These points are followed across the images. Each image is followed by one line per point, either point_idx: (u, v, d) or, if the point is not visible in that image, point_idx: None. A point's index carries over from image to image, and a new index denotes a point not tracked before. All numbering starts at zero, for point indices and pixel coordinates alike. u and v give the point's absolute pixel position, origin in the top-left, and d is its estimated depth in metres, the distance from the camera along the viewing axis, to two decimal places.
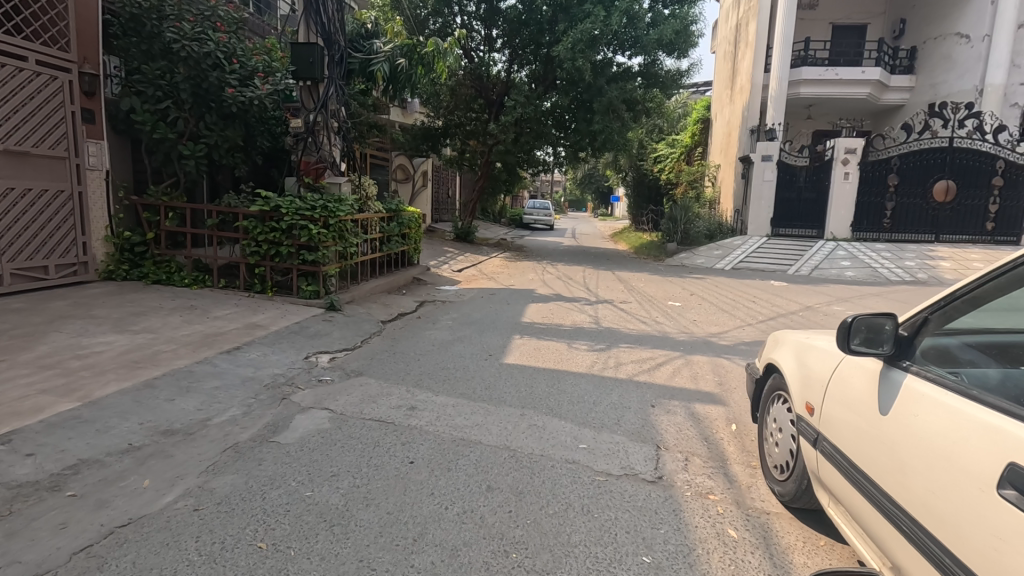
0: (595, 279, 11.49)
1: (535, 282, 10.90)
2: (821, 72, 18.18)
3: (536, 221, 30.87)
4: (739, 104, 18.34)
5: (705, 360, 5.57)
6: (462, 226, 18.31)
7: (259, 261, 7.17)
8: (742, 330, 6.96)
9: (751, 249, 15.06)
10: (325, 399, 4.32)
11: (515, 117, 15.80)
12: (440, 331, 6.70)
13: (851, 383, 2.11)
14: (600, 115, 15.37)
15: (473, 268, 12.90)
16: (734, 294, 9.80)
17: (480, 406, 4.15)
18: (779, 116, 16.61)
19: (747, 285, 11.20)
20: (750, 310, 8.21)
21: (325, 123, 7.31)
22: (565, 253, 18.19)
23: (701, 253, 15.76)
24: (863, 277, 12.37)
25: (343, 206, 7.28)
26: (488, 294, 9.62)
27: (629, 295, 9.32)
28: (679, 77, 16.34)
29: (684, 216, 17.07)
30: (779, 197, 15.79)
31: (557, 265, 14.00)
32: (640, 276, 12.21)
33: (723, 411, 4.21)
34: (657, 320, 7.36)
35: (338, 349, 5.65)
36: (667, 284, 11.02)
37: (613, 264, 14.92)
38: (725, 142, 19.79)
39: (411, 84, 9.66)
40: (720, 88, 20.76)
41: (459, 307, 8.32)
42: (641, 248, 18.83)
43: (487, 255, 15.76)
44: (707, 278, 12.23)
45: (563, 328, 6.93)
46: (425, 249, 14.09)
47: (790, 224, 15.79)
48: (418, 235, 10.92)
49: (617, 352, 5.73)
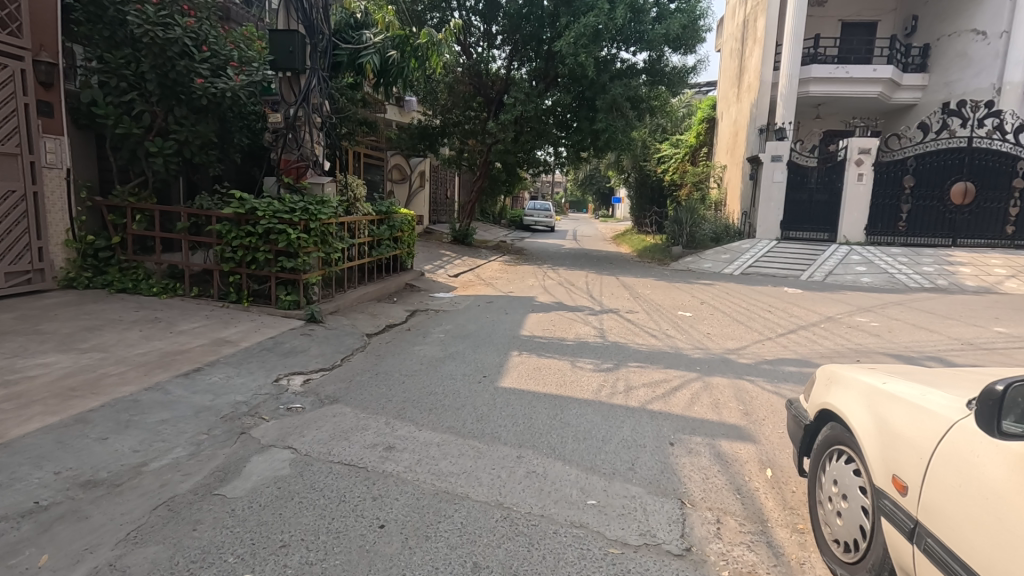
0: (599, 285, 10.90)
1: (535, 289, 10.31)
2: (831, 70, 17.58)
3: (537, 223, 30.27)
4: (747, 103, 17.75)
5: (725, 383, 4.97)
6: (460, 228, 17.69)
7: (234, 269, 6.58)
8: (762, 345, 6.36)
9: (761, 253, 14.46)
10: (290, 434, 3.71)
11: (515, 115, 15.19)
12: (431, 346, 6.10)
13: (988, 470, 1.52)
14: (604, 112, 14.73)
15: (470, 273, 12.31)
16: (748, 302, 9.20)
17: (470, 445, 3.56)
18: (789, 115, 16.02)
19: (759, 292, 10.60)
20: (767, 321, 7.61)
21: (307, 118, 6.70)
22: (566, 256, 17.60)
23: (708, 257, 15.16)
24: (880, 283, 11.76)
25: (326, 209, 6.69)
26: (485, 302, 9.02)
27: (635, 304, 8.72)
28: (686, 74, 15.74)
29: (690, 218, 16.42)
30: (789, 198, 15.19)
31: (558, 270, 13.40)
32: (646, 282, 11.61)
33: (755, 451, 3.60)
34: (667, 333, 6.77)
35: (314, 369, 5.05)
36: (675, 291, 10.42)
37: (617, 269, 14.32)
38: (732, 142, 19.22)
39: (404, 78, 9.06)
40: (726, 87, 20.19)
41: (453, 318, 7.73)
42: (644, 251, 18.24)
43: (486, 258, 15.16)
44: (716, 285, 11.64)
45: (565, 342, 6.34)
46: (421, 252, 13.50)
47: (800, 227, 15.21)
48: (411, 238, 10.37)
49: (626, 373, 5.13)
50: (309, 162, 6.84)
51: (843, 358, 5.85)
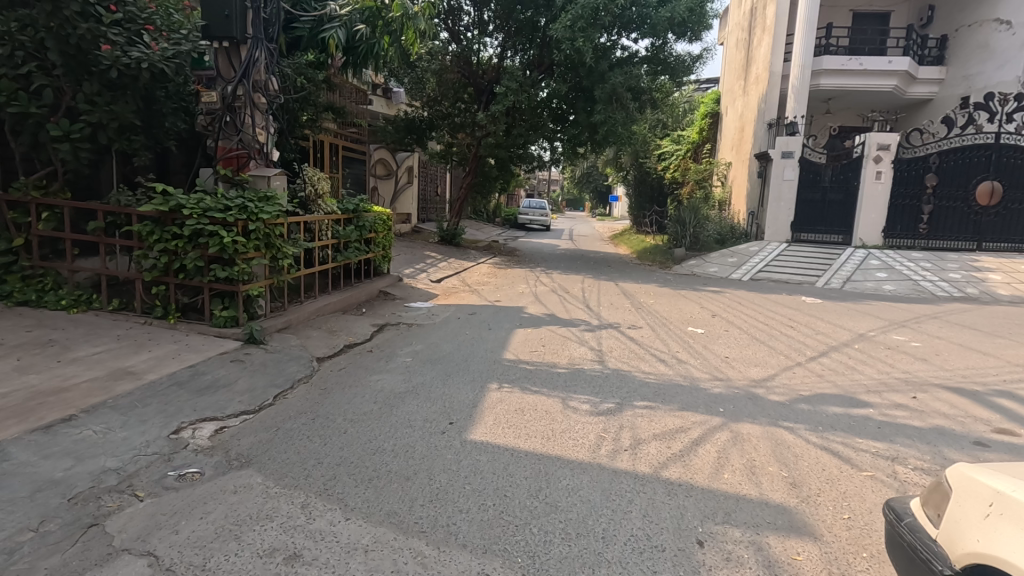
0: (597, 293, 9.83)
1: (524, 297, 9.23)
2: (844, 62, 16.57)
3: (532, 221, 29.06)
4: (754, 95, 16.70)
5: (758, 433, 3.89)
6: (448, 228, 16.55)
7: (159, 278, 5.47)
8: (792, 375, 5.29)
9: (771, 257, 13.41)
10: (161, 526, 2.62)
11: (507, 105, 14.08)
12: (393, 375, 5.01)
13: None
14: (603, 103, 13.58)
15: (455, 277, 11.21)
16: (764, 315, 8.15)
17: (411, 552, 2.45)
18: (800, 109, 14.96)
19: (774, 302, 9.55)
20: (792, 341, 6.54)
21: (248, 97, 5.61)
22: (563, 258, 16.53)
23: (713, 260, 14.12)
24: (905, 291, 10.70)
25: (271, 208, 5.57)
26: (467, 313, 7.93)
27: (638, 318, 7.65)
28: (692, 63, 14.65)
29: (694, 218, 15.30)
30: (800, 197, 14.18)
31: (552, 274, 12.30)
32: (649, 290, 10.54)
33: (818, 557, 2.52)
34: (676, 357, 5.71)
35: (233, 412, 3.95)
36: (682, 300, 9.36)
37: (616, 273, 13.23)
38: (737, 137, 18.18)
39: (377, 58, 7.97)
40: (731, 79, 19.14)
41: (428, 334, 6.63)
42: (645, 252, 17.18)
43: (474, 260, 14.04)
44: (725, 293, 10.58)
45: (555, 369, 5.26)
46: (403, 255, 12.40)
47: (812, 228, 14.15)
48: (386, 239, 9.30)
49: (631, 418, 4.06)
50: (253, 152, 5.74)
51: (895, 394, 4.78)
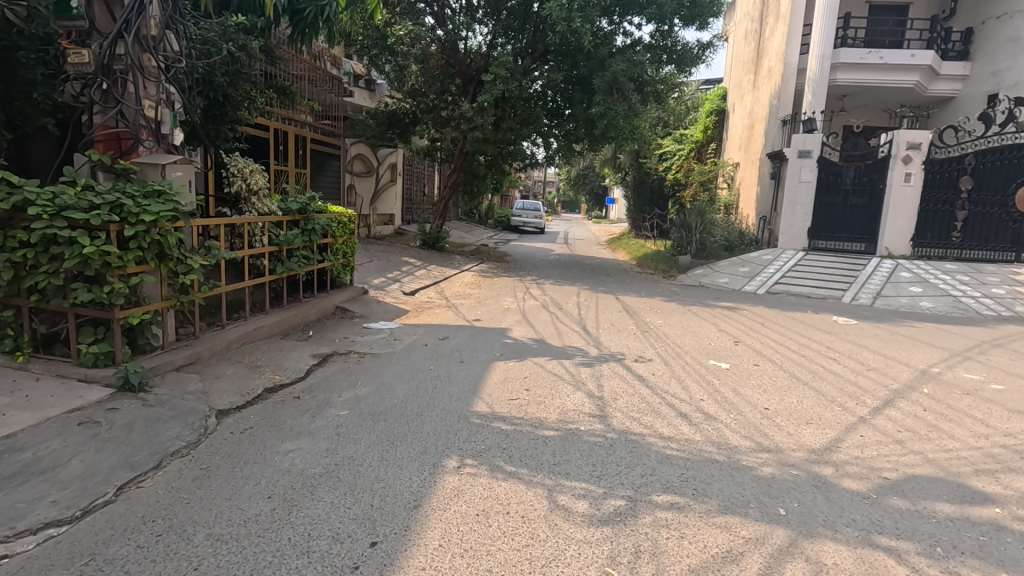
0: (596, 310, 8.43)
1: (509, 315, 7.81)
2: (863, 55, 15.23)
3: (525, 224, 27.71)
4: (766, 90, 15.36)
5: (851, 564, 2.50)
6: (431, 230, 15.09)
7: (4, 300, 4.05)
8: (862, 440, 3.90)
9: (787, 268, 12.10)
10: None
11: (496, 95, 12.69)
12: (313, 442, 3.60)
13: None
14: (602, 94, 12.15)
15: (434, 288, 9.83)
16: (796, 342, 6.76)
17: None
18: (819, 103, 13.58)
19: (801, 322, 8.18)
20: (843, 384, 5.15)
21: (132, 58, 4.16)
22: (556, 264, 15.14)
23: (723, 270, 12.78)
24: (946, 309, 9.36)
25: (162, 209, 4.14)
26: (437, 337, 6.51)
27: (645, 346, 6.26)
28: (701, 53, 13.24)
29: (700, 223, 13.98)
30: (818, 201, 12.89)
31: (543, 284, 10.94)
32: (654, 306, 9.16)
33: None
34: (700, 411, 4.32)
35: (31, 526, 2.52)
36: (694, 320, 7.98)
37: (615, 283, 11.86)
38: (746, 137, 16.88)
39: (330, 25, 6.56)
40: (739, 74, 17.82)
41: (381, 370, 5.20)
42: (646, 259, 15.89)
43: (458, 268, 12.65)
44: (741, 310, 9.20)
45: (540, 431, 3.85)
46: (377, 262, 11.01)
47: (831, 236, 12.86)
48: (345, 245, 7.93)
49: (651, 534, 2.66)
50: (140, 132, 4.31)
51: (1017, 478, 3.39)
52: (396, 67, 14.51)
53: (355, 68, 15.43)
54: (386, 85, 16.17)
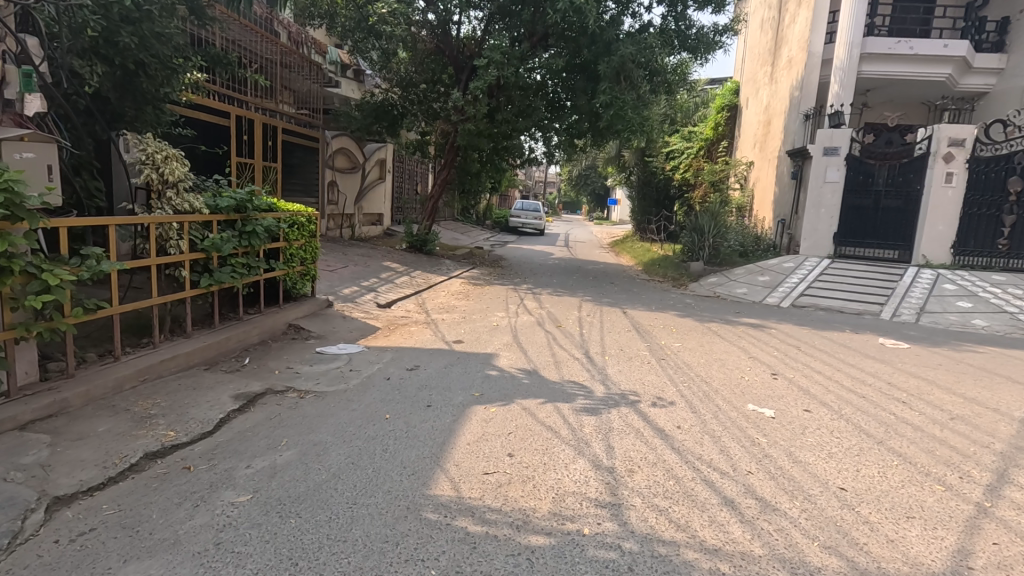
0: (600, 330, 7.16)
1: (497, 336, 6.52)
2: (892, 45, 13.88)
3: (525, 225, 26.45)
4: (786, 81, 14.09)
5: None
6: (419, 232, 13.85)
7: None
8: (1002, 555, 2.61)
9: (812, 277, 10.87)
10: None
11: (489, 82, 11.44)
12: (172, 563, 2.33)
13: None
14: (608, 81, 10.88)
15: (415, 299, 8.58)
16: (848, 376, 5.49)
17: None
18: (847, 95, 12.30)
19: (843, 346, 6.91)
20: (933, 445, 3.87)
21: None
22: (555, 270, 13.90)
23: (740, 279, 11.56)
24: (1005, 328, 8.10)
25: None
26: (404, 368, 5.22)
27: (663, 383, 4.99)
28: (718, 38, 12.00)
29: (713, 226, 12.76)
30: (845, 203, 11.67)
31: (540, 295, 9.68)
32: (667, 324, 7.89)
33: None
34: (754, 496, 3.04)
35: None
36: (717, 343, 6.71)
37: (621, 293, 10.60)
38: (763, 133, 15.62)
39: None
40: (755, 65, 16.54)
41: (318, 422, 3.91)
42: (653, 265, 14.66)
43: (447, 274, 11.39)
44: (769, 328, 7.93)
45: (523, 539, 2.58)
46: (353, 268, 9.77)
47: (859, 242, 11.64)
48: (302, 251, 6.68)
49: None
50: None
51: None
52: (382, 53, 13.44)
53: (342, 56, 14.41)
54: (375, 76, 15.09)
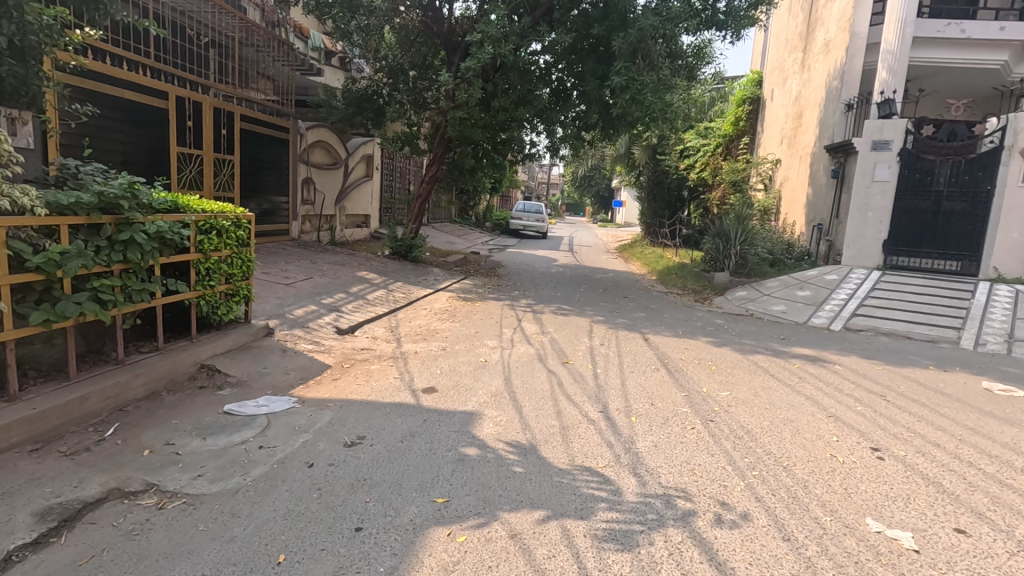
0: (617, 367, 5.50)
1: (482, 381, 4.87)
2: (941, 26, 11.78)
3: (527, 228, 24.77)
4: (823, 68, 12.42)
5: None
6: (404, 236, 12.20)
7: None
8: None
9: (863, 293, 9.24)
10: None
11: (483, 61, 9.75)
12: None
13: None
14: (623, 59, 9.29)
15: (386, 323, 6.94)
16: (983, 452, 3.81)
17: None
18: (897, 81, 10.57)
19: (939, 392, 5.24)
20: None
21: None
22: (559, 280, 12.27)
23: (774, 294, 9.93)
24: None
25: None
26: (342, 442, 3.57)
27: (723, 474, 3.34)
28: (750, 12, 10.28)
29: (740, 231, 11.15)
30: (897, 205, 10.04)
31: (541, 314, 8.04)
32: (701, 356, 6.25)
33: None
34: None
35: None
36: (775, 389, 5.05)
37: (637, 311, 8.96)
38: (792, 127, 13.96)
39: None
40: (785, 51, 14.86)
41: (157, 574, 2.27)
42: (668, 274, 13.03)
43: (432, 286, 9.74)
44: (829, 362, 6.28)
45: None
46: (316, 281, 8.13)
47: (915, 251, 10.02)
48: (227, 263, 5.07)
49: None
50: None
51: None
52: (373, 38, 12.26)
53: (324, 41, 13.30)
54: (362, 65, 13.95)
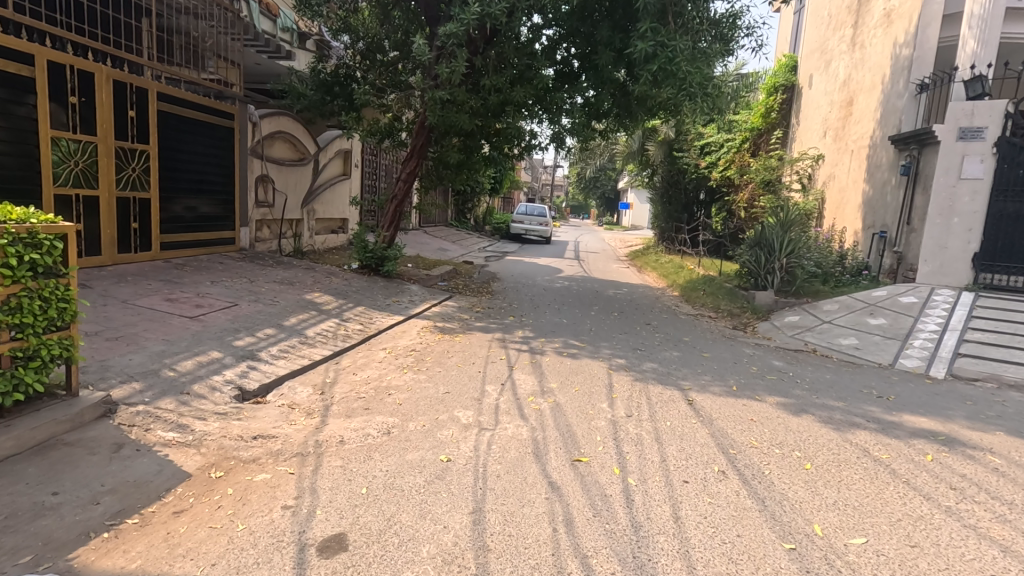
0: (659, 473, 3.40)
1: (433, 519, 2.78)
2: None
3: (529, 232, 22.63)
4: (884, 41, 10.28)
5: None
6: (377, 244, 10.15)
7: None
8: None
9: (959, 322, 7.12)
10: None
11: (468, 26, 7.69)
12: None
13: None
14: (647, 20, 7.19)
15: (319, 378, 4.85)
16: None
17: None
18: (988, 54, 8.41)
19: None
20: None
21: None
22: (564, 298, 10.18)
23: (837, 320, 7.83)
24: None
25: None
26: None
27: None
28: None
29: (786, 240, 9.05)
30: (994, 208, 7.92)
31: (540, 355, 5.95)
32: (777, 436, 4.17)
33: None
34: None
35: None
36: (937, 527, 2.95)
37: (668, 347, 6.86)
38: (840, 116, 11.82)
39: None
40: (829, 29, 12.71)
41: None
42: (693, 291, 10.92)
43: (403, 311, 7.65)
44: (972, 447, 4.18)
45: None
46: (239, 311, 6.04)
47: (1017, 268, 7.89)
48: (10, 307, 3.02)
49: None
50: None
51: None
52: (346, 12, 10.57)
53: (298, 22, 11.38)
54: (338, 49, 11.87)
